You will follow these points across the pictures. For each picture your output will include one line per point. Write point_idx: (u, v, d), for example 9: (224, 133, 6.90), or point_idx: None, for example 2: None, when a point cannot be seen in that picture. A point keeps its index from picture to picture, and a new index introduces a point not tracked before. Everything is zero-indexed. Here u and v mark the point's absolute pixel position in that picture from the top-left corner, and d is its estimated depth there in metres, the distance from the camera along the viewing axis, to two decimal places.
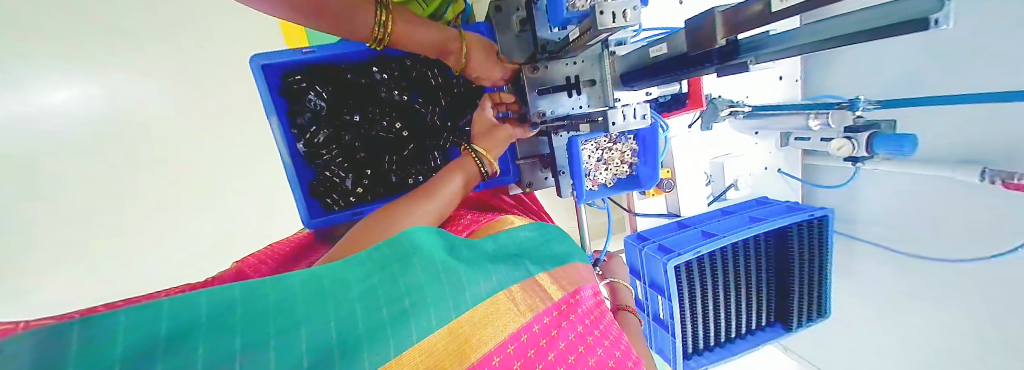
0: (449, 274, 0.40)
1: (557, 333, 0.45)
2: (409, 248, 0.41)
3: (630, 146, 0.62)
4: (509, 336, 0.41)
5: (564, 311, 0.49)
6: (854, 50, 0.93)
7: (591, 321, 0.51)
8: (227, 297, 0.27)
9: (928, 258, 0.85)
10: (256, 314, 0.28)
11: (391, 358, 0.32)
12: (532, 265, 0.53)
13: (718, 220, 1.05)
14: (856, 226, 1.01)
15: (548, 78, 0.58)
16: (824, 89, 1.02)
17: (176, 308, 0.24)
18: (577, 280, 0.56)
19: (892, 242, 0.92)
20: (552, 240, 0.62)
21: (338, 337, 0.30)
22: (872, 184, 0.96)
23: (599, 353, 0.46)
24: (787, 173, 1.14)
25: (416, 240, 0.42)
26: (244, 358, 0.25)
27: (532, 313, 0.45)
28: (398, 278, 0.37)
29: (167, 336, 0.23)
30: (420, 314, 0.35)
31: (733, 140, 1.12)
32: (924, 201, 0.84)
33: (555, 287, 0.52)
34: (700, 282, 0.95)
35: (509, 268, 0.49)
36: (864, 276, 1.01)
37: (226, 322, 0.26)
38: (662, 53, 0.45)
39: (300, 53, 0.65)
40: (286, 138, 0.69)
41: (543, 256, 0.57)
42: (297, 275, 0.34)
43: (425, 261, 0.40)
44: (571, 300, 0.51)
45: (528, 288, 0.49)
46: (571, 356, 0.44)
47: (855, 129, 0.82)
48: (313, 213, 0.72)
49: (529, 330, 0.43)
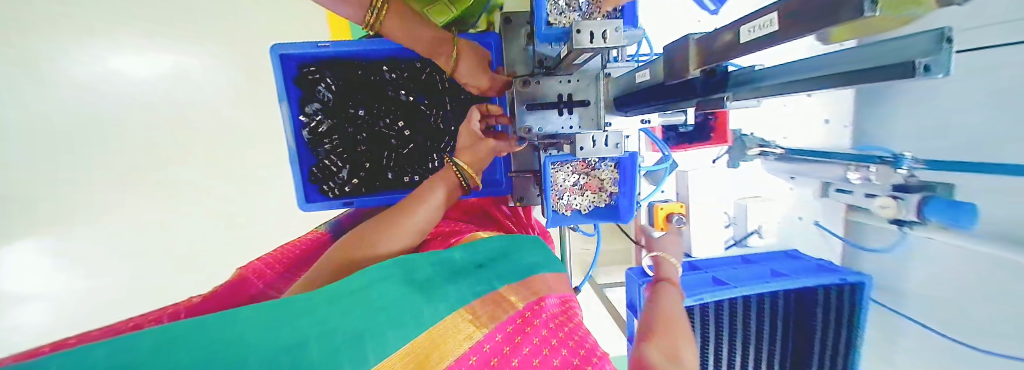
0: (404, 300, 0.41)
1: (520, 339, 0.42)
2: (360, 279, 0.41)
3: (612, 172, 0.56)
4: (473, 347, 0.39)
5: (527, 318, 0.45)
6: (911, 99, 0.82)
7: (558, 324, 0.47)
8: (154, 338, 0.25)
9: (974, 347, 0.72)
10: (190, 346, 0.26)
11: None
12: (497, 280, 0.51)
13: (733, 268, 0.97)
14: (903, 300, 0.88)
15: (540, 94, 0.56)
16: (876, 139, 0.90)
17: (96, 352, 0.23)
18: (545, 287, 0.53)
19: (938, 325, 0.79)
20: (522, 247, 0.60)
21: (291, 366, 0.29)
22: (922, 255, 0.82)
23: (564, 354, 0.42)
24: (826, 228, 1.02)
25: (368, 272, 0.42)
26: None
27: (491, 323, 0.42)
28: (351, 305, 0.37)
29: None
30: (377, 335, 0.34)
31: (765, 183, 1.03)
32: (982, 285, 0.71)
33: (518, 296, 0.49)
34: (699, 330, 0.87)
35: (472, 287, 0.48)
36: (907, 360, 0.87)
37: (154, 357, 0.24)
38: (644, 80, 0.41)
39: (315, 46, 0.69)
40: (294, 123, 0.73)
41: (513, 269, 0.55)
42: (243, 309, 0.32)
43: (376, 290, 0.40)
44: (535, 305, 0.48)
45: (492, 299, 0.47)
46: (536, 359, 0.41)
47: (905, 188, 0.71)
48: (310, 197, 0.76)
49: (491, 340, 0.41)
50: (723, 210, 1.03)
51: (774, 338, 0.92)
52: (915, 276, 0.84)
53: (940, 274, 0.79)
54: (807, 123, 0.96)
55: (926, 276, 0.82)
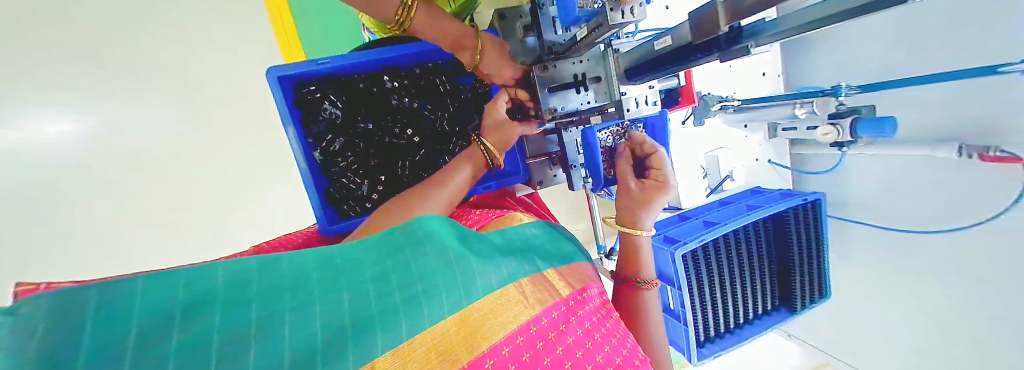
0: (463, 263, 0.39)
1: (565, 328, 0.43)
2: (422, 233, 0.40)
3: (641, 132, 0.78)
4: (518, 328, 0.39)
5: (572, 307, 0.46)
6: (825, 44, 1.02)
7: (599, 319, 0.48)
8: (241, 274, 0.30)
9: (908, 230, 0.92)
10: (269, 288, 0.31)
11: (402, 343, 0.32)
12: (540, 261, 0.52)
13: (717, 211, 1.09)
14: (847, 210, 1.07)
15: (558, 76, 0.60)
16: (808, 81, 1.08)
17: (193, 280, 0.27)
18: (582, 278, 0.55)
19: (878, 219, 0.99)
20: (557, 239, 0.62)
21: (352, 318, 0.32)
22: (856, 169, 1.02)
23: (606, 351, 0.44)
24: (777, 163, 1.18)
25: (429, 227, 0.41)
26: (257, 331, 0.28)
27: (540, 306, 0.43)
28: (409, 263, 0.38)
29: (184, 307, 0.26)
30: (431, 299, 0.35)
31: (723, 134, 1.14)
32: (909, 179, 0.91)
33: (562, 283, 0.50)
34: (705, 268, 0.97)
35: (521, 263, 0.47)
36: (859, 257, 1.06)
37: (238, 297, 0.29)
38: (666, 46, 0.49)
39: (314, 64, 0.68)
40: (303, 146, 0.71)
41: (552, 253, 0.56)
42: (312, 253, 0.36)
43: (437, 248, 0.39)
44: (578, 296, 0.49)
45: (537, 282, 0.46)
46: (579, 352, 0.41)
47: (839, 115, 0.86)
48: (330, 220, 0.73)
49: (538, 323, 0.41)
50: (697, 164, 1.14)
51: (762, 262, 1.05)
52: (859, 185, 1.02)
53: (874, 180, 0.99)
54: (754, 75, 1.09)
55: (861, 183, 1.02)
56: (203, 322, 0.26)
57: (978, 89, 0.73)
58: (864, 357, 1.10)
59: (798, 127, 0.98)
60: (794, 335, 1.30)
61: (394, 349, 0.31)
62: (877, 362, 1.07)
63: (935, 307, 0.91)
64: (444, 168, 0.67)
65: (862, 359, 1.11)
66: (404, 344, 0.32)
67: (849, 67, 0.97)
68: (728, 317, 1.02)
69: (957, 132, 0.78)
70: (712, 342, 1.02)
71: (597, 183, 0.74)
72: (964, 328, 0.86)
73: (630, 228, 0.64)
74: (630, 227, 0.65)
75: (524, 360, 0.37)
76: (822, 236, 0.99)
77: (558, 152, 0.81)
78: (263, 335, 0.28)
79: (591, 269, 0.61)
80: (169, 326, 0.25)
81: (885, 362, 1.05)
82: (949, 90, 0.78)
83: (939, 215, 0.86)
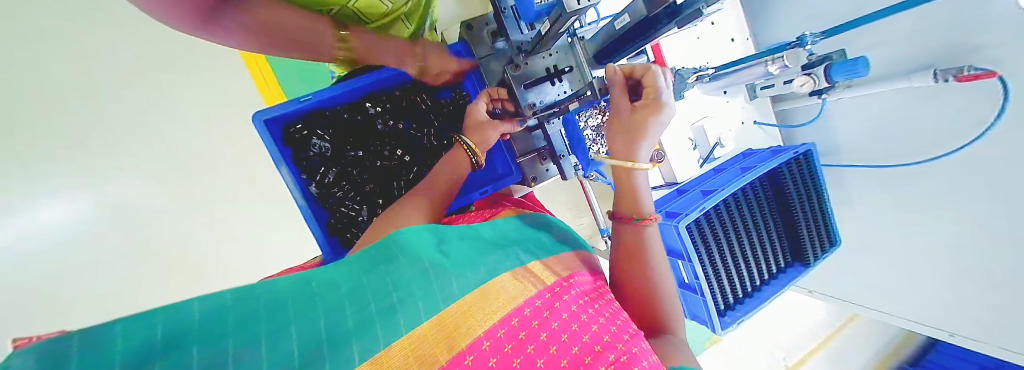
0: (437, 269, 0.39)
1: (550, 313, 0.41)
2: (396, 250, 0.42)
3: None
4: (500, 321, 0.37)
5: (557, 292, 0.45)
6: (784, 2, 1.04)
7: (588, 302, 0.46)
8: (217, 308, 0.28)
9: (901, 164, 0.93)
10: (246, 315, 0.29)
11: (380, 351, 0.30)
12: (523, 254, 0.52)
13: (712, 178, 1.08)
14: (840, 155, 1.09)
15: (532, 72, 0.63)
16: (776, 39, 1.10)
17: (169, 316, 0.25)
18: (570, 268, 0.54)
19: (872, 160, 1.00)
20: (542, 235, 0.63)
21: (328, 333, 0.30)
22: (841, 114, 1.04)
23: (595, 330, 0.41)
24: (763, 123, 1.17)
25: (401, 242, 0.43)
26: (235, 356, 0.25)
27: (523, 296, 0.42)
28: (384, 276, 0.38)
29: (164, 343, 0.23)
30: (407, 306, 0.34)
31: (705, 103, 1.11)
32: (897, 113, 0.92)
33: (548, 272, 0.49)
34: (710, 238, 0.97)
35: (502, 259, 0.48)
36: (860, 199, 1.06)
37: (214, 329, 0.26)
38: (625, 24, 0.51)
39: (297, 102, 0.72)
40: (298, 183, 0.74)
41: (537, 247, 0.57)
42: (286, 283, 0.35)
43: (410, 260, 0.40)
44: (564, 283, 0.48)
45: (519, 275, 0.46)
46: (566, 335, 0.39)
47: (811, 65, 0.85)
48: (336, 251, 0.74)
49: (520, 313, 0.39)
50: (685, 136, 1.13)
51: (766, 221, 1.05)
52: (853, 127, 1.03)
53: (859, 122, 1.01)
54: (722, 41, 1.10)
55: (853, 125, 1.03)
56: (181, 357, 0.23)
57: (951, 8, 0.74)
58: (888, 300, 1.08)
59: (776, 83, 0.98)
60: (814, 291, 1.28)
61: (373, 358, 0.29)
62: (900, 300, 1.05)
63: (948, 232, 0.89)
64: (426, 177, 0.68)
65: (883, 303, 1.10)
66: (381, 352, 0.30)
67: (815, 17, 0.99)
68: (744, 281, 1.02)
69: (933, 56, 0.79)
70: (733, 309, 1.01)
71: (587, 165, 0.78)
72: (978, 248, 0.85)
73: (618, 161, 0.58)
74: (620, 160, 0.58)
75: (507, 352, 0.35)
76: (820, 186, 1.01)
77: (546, 147, 0.83)
78: (239, 357, 0.25)
79: (591, 255, 0.64)
80: (146, 363, 0.22)
81: (910, 302, 1.03)
82: (922, 15, 0.79)
83: (928, 145, 0.87)
